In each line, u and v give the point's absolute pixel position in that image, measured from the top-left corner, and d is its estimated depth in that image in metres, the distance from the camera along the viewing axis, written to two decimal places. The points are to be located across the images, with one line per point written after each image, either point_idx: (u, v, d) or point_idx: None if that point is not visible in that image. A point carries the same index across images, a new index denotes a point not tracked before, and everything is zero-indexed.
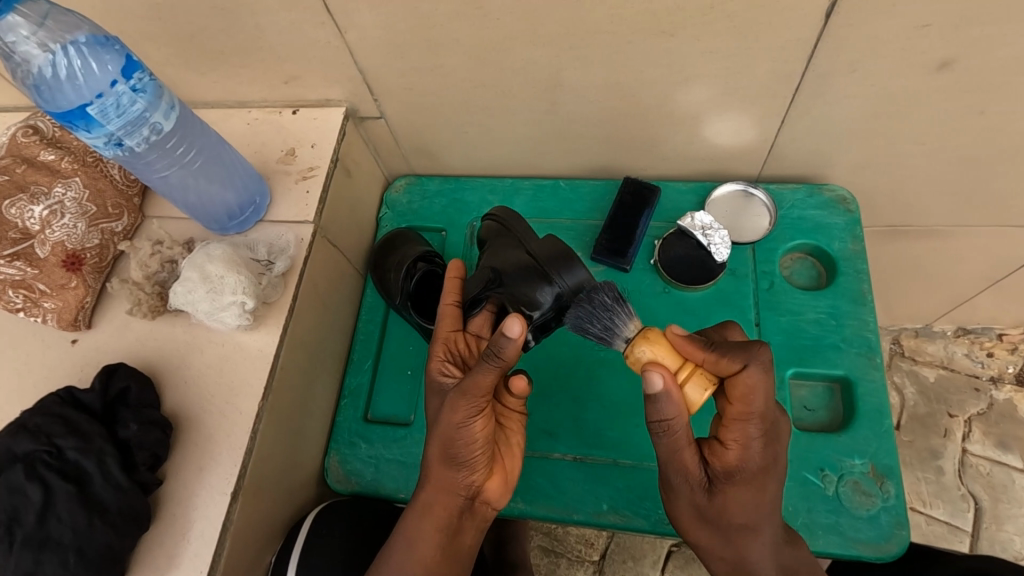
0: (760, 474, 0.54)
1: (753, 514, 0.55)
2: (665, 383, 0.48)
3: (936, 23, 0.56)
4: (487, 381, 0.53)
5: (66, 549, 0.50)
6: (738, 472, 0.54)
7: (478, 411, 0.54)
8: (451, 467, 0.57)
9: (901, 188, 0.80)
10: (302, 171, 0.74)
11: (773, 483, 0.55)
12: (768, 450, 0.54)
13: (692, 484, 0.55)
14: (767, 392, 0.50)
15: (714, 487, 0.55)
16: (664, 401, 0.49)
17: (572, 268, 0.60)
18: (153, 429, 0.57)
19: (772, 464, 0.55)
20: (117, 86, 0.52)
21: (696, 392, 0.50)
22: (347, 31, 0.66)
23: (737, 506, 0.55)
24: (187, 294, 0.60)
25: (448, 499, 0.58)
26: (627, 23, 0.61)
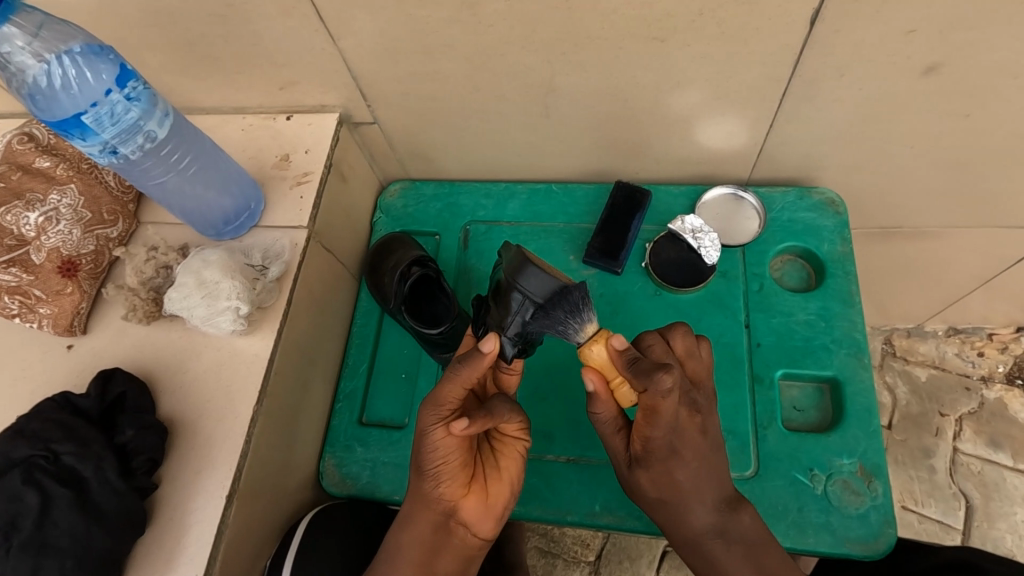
0: (668, 459, 0.57)
1: (679, 486, 0.58)
2: (596, 385, 0.54)
3: (923, 28, 0.57)
4: (455, 390, 0.54)
5: (66, 555, 0.50)
6: (644, 455, 0.58)
7: (443, 423, 0.55)
8: (421, 480, 0.58)
9: (889, 191, 0.81)
10: (297, 176, 0.75)
11: (689, 460, 0.57)
12: (673, 440, 0.56)
13: (619, 458, 0.61)
14: (675, 403, 0.51)
15: (632, 467, 0.60)
16: (596, 399, 0.56)
17: (525, 271, 0.55)
18: (150, 435, 0.58)
19: (684, 452, 0.57)
20: (111, 95, 0.52)
21: (626, 393, 0.54)
22: (342, 38, 0.66)
23: (650, 478, 0.58)
24: (183, 300, 0.61)
25: (424, 514, 0.59)
26: (617, 29, 0.61)
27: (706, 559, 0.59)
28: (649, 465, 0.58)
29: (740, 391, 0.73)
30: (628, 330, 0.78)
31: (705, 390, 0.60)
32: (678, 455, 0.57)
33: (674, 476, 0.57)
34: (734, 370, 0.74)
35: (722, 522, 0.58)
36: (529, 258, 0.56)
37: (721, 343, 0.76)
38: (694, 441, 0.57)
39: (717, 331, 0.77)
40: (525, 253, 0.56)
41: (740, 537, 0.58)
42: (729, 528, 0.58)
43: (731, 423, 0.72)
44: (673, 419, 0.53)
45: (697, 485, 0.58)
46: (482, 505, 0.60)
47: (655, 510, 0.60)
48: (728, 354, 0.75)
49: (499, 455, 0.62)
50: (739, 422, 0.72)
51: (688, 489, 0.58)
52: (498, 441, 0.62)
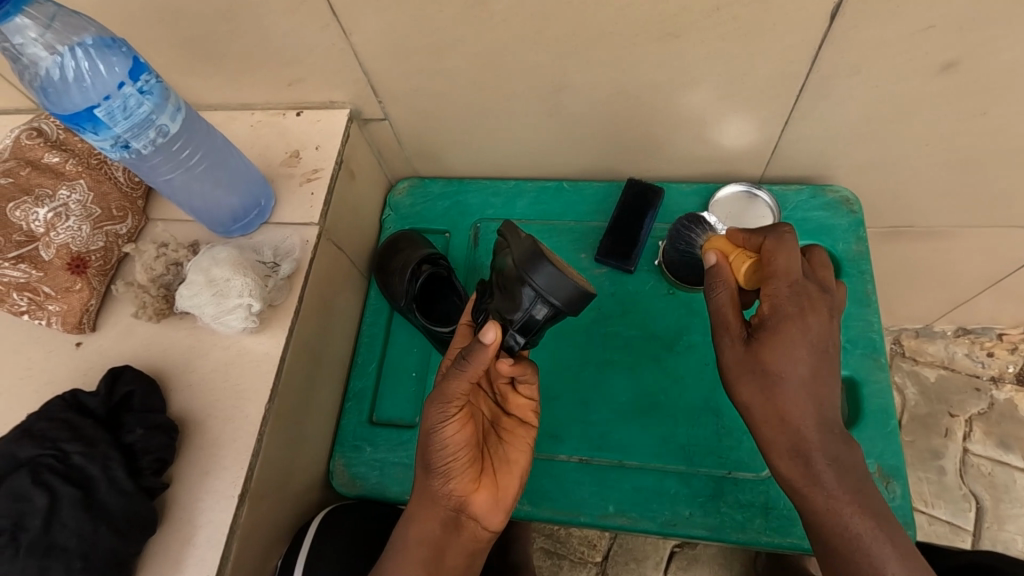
0: (799, 338, 0.53)
1: (798, 376, 0.54)
2: (717, 259, 0.60)
3: (941, 24, 0.56)
4: (461, 386, 0.54)
5: (72, 556, 0.49)
6: (767, 322, 0.55)
7: (451, 417, 0.56)
8: (429, 475, 0.58)
9: (903, 190, 0.81)
10: (306, 173, 0.74)
11: (808, 347, 0.54)
12: (800, 299, 0.54)
13: (734, 338, 0.56)
14: (793, 255, 0.56)
15: (750, 339, 0.56)
16: (717, 268, 0.59)
17: (538, 264, 0.51)
18: (158, 434, 0.57)
19: (809, 323, 0.54)
20: (124, 88, 0.51)
21: (741, 266, 0.59)
22: (353, 33, 0.66)
23: (774, 357, 0.54)
24: (193, 297, 0.60)
25: (431, 510, 0.58)
26: (632, 25, 0.61)
27: (813, 478, 0.54)
28: (767, 340, 0.54)
29: None
30: (640, 329, 0.77)
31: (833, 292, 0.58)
32: (806, 328, 0.54)
33: (794, 356, 0.54)
34: None
35: (832, 445, 0.54)
36: (543, 249, 0.52)
37: None
38: (821, 318, 0.54)
39: None
40: (536, 244, 0.52)
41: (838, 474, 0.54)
42: (842, 452, 0.54)
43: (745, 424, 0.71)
44: (794, 277, 0.55)
45: (813, 377, 0.54)
46: (492, 499, 0.60)
47: (761, 407, 0.55)
48: None
49: (506, 448, 0.63)
50: None
51: (811, 383, 0.54)
52: (505, 432, 0.64)
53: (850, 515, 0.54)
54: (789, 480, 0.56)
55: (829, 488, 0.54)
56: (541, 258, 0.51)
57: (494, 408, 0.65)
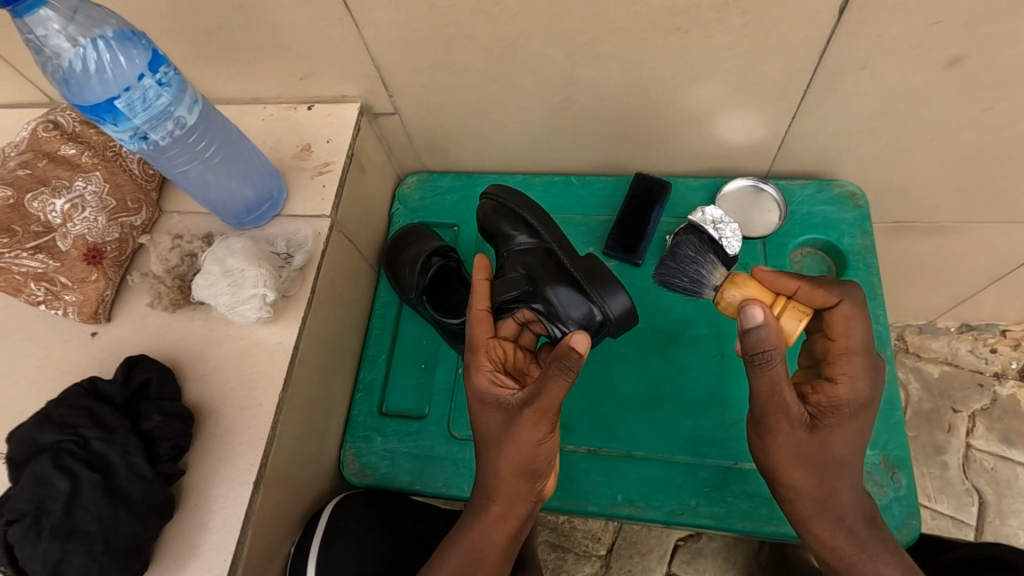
0: (858, 418, 0.56)
1: (854, 447, 0.57)
2: (765, 316, 0.51)
3: (948, 20, 0.57)
4: (559, 397, 0.54)
5: (94, 539, 0.50)
6: (839, 405, 0.56)
7: (549, 424, 0.56)
8: (525, 480, 0.59)
9: (909, 185, 0.81)
10: (318, 166, 0.75)
11: (869, 417, 0.57)
12: (873, 376, 0.57)
13: (795, 425, 0.56)
14: (865, 331, 0.57)
15: (818, 424, 0.56)
16: (765, 330, 0.50)
17: (614, 291, 0.63)
18: (176, 421, 0.58)
19: (872, 400, 0.57)
20: (144, 80, 0.52)
21: (792, 323, 0.54)
22: (365, 28, 0.66)
23: (840, 441, 0.56)
24: (209, 287, 0.61)
25: (520, 508, 0.61)
26: (642, 20, 0.61)
27: (837, 517, 0.58)
28: (839, 424, 0.56)
29: None
30: (647, 322, 0.78)
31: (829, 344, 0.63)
32: (869, 407, 0.57)
33: (849, 440, 0.57)
34: None
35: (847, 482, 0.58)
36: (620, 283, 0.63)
37: None
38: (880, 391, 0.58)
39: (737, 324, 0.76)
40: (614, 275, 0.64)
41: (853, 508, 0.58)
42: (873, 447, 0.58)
43: None
44: (862, 350, 0.57)
45: (864, 447, 0.58)
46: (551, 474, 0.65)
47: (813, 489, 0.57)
48: None
49: None
50: None
51: (857, 443, 0.57)
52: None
53: (865, 530, 0.58)
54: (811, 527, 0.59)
55: (847, 514, 0.58)
56: (618, 288, 0.63)
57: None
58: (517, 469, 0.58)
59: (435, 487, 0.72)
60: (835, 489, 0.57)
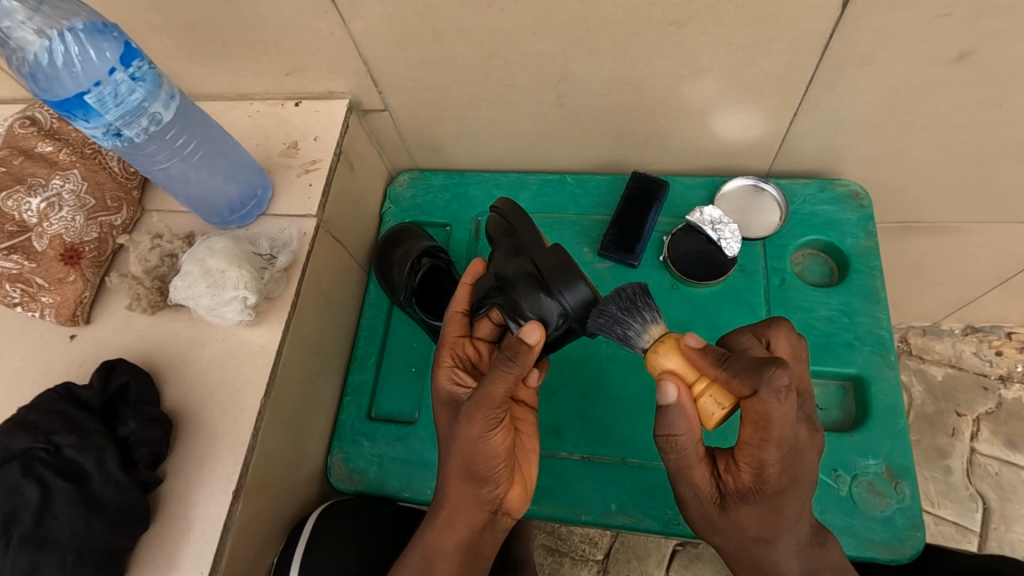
0: (781, 492, 0.50)
1: (772, 529, 0.52)
2: (678, 394, 0.48)
3: (956, 13, 0.54)
4: (505, 387, 0.53)
5: (65, 549, 0.49)
6: (753, 493, 0.50)
7: (496, 422, 0.54)
8: (475, 484, 0.55)
9: (914, 184, 0.79)
10: (305, 164, 0.73)
11: (793, 504, 0.51)
12: (790, 468, 0.50)
13: (705, 499, 0.53)
14: (789, 418, 0.46)
15: (727, 505, 0.52)
16: (675, 412, 0.49)
17: (574, 281, 0.53)
18: (153, 426, 0.56)
19: (795, 484, 0.51)
20: (115, 75, 0.50)
21: (713, 408, 0.48)
22: (352, 21, 0.64)
23: (751, 523, 0.52)
24: (188, 289, 0.59)
25: (473, 514, 0.57)
26: (638, 14, 0.59)
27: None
28: (748, 511, 0.51)
29: None
30: None
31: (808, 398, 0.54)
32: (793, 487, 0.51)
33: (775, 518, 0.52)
34: None
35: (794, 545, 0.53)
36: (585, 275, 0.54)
37: None
38: (809, 464, 0.51)
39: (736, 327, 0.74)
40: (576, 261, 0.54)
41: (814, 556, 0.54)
42: None
43: None
44: (783, 442, 0.47)
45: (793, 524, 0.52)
46: (522, 489, 0.60)
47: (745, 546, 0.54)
48: None
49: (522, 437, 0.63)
50: None
51: (773, 527, 0.52)
52: (517, 421, 0.63)
53: None
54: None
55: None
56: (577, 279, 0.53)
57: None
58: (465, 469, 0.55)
59: (424, 494, 0.70)
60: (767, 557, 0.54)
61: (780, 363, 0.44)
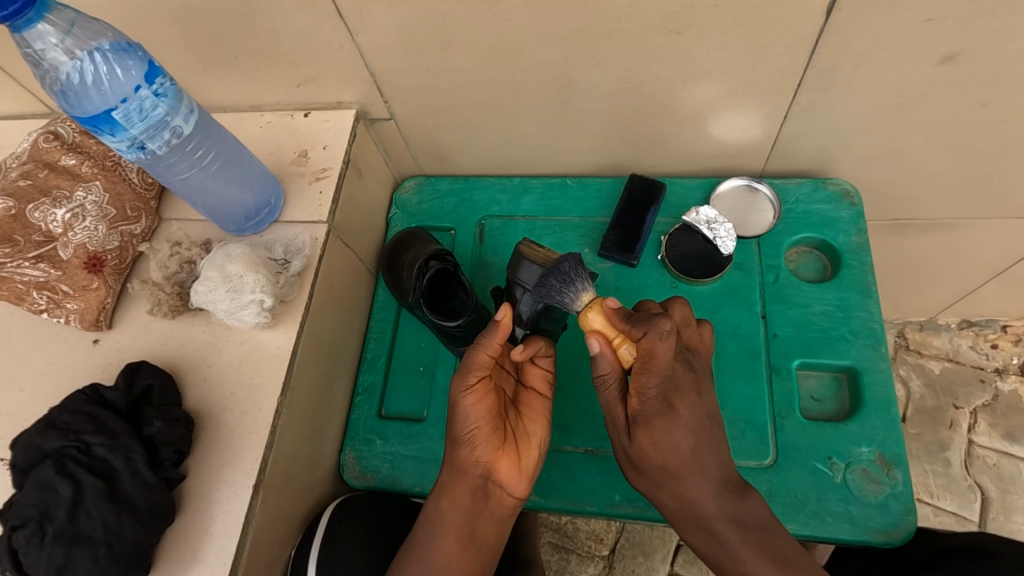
0: (665, 421, 0.56)
1: (674, 456, 0.57)
2: (601, 346, 0.56)
3: (940, 17, 0.57)
4: (478, 358, 0.58)
5: (98, 544, 0.51)
6: (641, 415, 0.57)
7: (472, 389, 0.59)
8: (456, 446, 0.61)
9: (906, 182, 0.82)
10: (315, 172, 0.75)
11: (682, 429, 0.57)
12: (668, 395, 0.56)
13: (619, 430, 0.60)
14: (669, 355, 0.53)
15: (632, 434, 0.58)
16: (600, 358, 0.57)
17: (523, 264, 0.64)
18: (178, 427, 0.59)
19: (679, 413, 0.57)
20: (140, 91, 0.53)
21: (627, 354, 0.55)
22: (361, 35, 0.67)
23: (654, 449, 0.57)
24: (208, 293, 0.62)
25: (462, 479, 0.60)
26: (637, 22, 0.62)
27: (693, 517, 0.58)
28: (645, 435, 0.57)
29: (757, 381, 0.72)
30: None
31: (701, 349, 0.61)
32: (677, 423, 0.56)
33: (671, 446, 0.57)
34: (750, 360, 0.73)
35: (726, 501, 0.57)
36: (528, 255, 0.64)
37: (738, 334, 0.75)
38: (692, 401, 0.58)
39: (734, 324, 0.75)
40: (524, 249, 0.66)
41: (749, 519, 0.57)
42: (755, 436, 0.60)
43: (750, 413, 0.70)
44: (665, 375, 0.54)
45: (694, 457, 0.57)
46: (516, 466, 0.62)
47: (674, 493, 0.58)
48: (745, 345, 0.74)
49: (525, 420, 0.64)
50: (755, 412, 0.70)
51: (675, 455, 0.57)
52: (523, 407, 0.66)
53: (723, 529, 0.57)
54: (697, 546, 0.59)
55: (703, 516, 0.57)
56: (521, 259, 0.64)
57: (512, 385, 0.68)
58: (450, 431, 0.61)
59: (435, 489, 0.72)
60: (689, 500, 0.58)
61: (666, 315, 0.53)
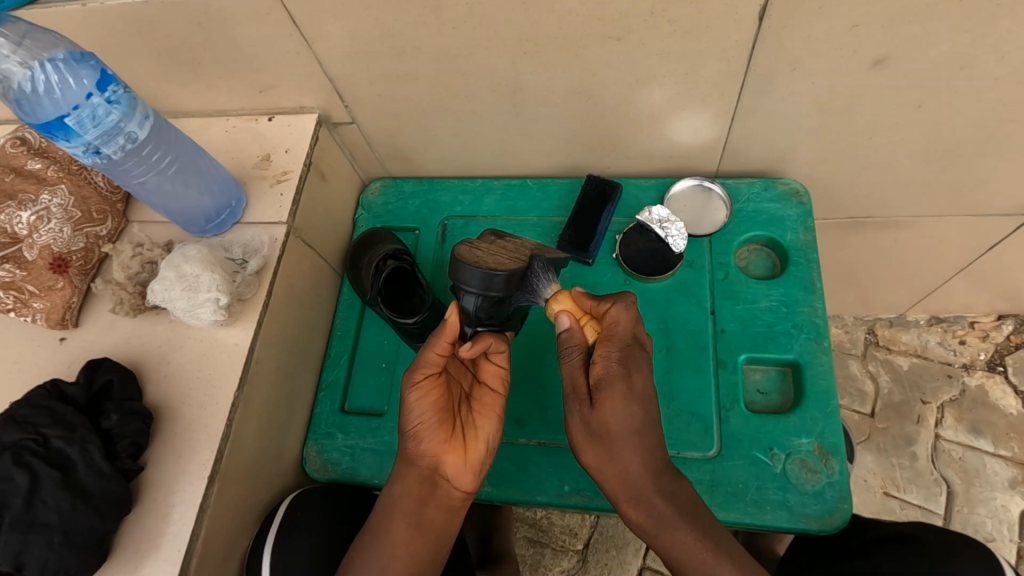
0: (625, 384, 0.58)
1: (628, 422, 0.58)
2: (569, 324, 0.60)
3: (865, 23, 0.59)
4: (427, 354, 0.61)
5: (53, 530, 0.53)
6: (603, 381, 0.58)
7: (419, 384, 0.61)
8: (405, 438, 0.63)
9: (854, 181, 0.84)
10: (277, 175, 0.78)
11: (637, 400, 0.58)
12: (627, 363, 0.58)
13: (580, 400, 0.60)
14: (630, 325, 0.60)
15: (593, 398, 0.58)
16: (568, 333, 0.60)
17: (463, 271, 0.59)
18: (135, 419, 0.61)
19: (635, 384, 0.59)
20: (93, 99, 0.55)
21: (591, 334, 0.61)
22: (317, 42, 0.70)
23: (613, 413, 0.58)
24: (165, 291, 0.64)
25: (411, 471, 0.63)
26: (577, 29, 0.64)
27: (639, 493, 0.59)
28: (607, 399, 0.58)
29: (703, 374, 0.74)
30: None
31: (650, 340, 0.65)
32: (636, 389, 0.59)
33: (627, 414, 0.58)
34: (697, 355, 0.75)
35: (668, 484, 0.60)
36: (463, 257, 0.59)
37: (687, 330, 0.77)
38: (648, 375, 0.60)
39: (683, 319, 0.78)
40: (460, 251, 0.60)
41: (683, 498, 0.60)
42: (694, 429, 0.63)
43: (695, 405, 0.73)
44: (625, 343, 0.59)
45: (648, 427, 0.59)
46: (462, 461, 0.64)
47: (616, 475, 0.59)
48: (693, 340, 0.76)
49: (475, 415, 0.66)
50: (701, 405, 0.73)
51: (630, 423, 0.58)
52: (476, 402, 0.67)
53: (663, 507, 0.59)
54: (642, 526, 0.60)
55: (646, 492, 0.59)
56: (460, 267, 0.59)
57: (468, 380, 0.69)
58: (401, 425, 0.64)
59: None
60: (636, 476, 0.59)
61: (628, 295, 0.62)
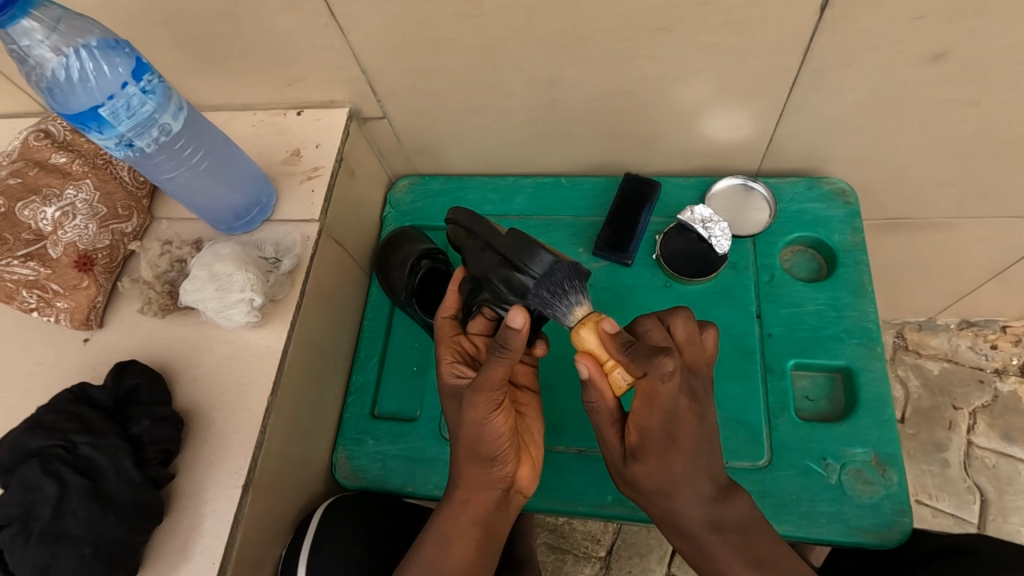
0: (663, 446, 0.55)
1: (666, 481, 0.56)
2: (591, 370, 0.53)
3: (931, 14, 0.57)
4: (502, 373, 0.55)
5: (82, 542, 0.51)
6: (639, 444, 0.56)
7: (496, 407, 0.56)
8: (482, 463, 0.58)
9: (900, 181, 0.81)
10: (307, 171, 0.75)
11: (683, 458, 0.55)
12: (668, 427, 0.54)
13: (615, 451, 0.59)
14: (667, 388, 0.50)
15: (626, 459, 0.58)
16: (591, 382, 0.54)
17: (533, 252, 0.55)
18: (164, 426, 0.58)
19: (681, 443, 0.55)
20: (128, 88, 0.53)
21: (621, 379, 0.53)
22: (350, 32, 0.67)
23: (646, 475, 0.56)
24: (197, 292, 0.61)
25: (487, 496, 0.59)
26: (623, 20, 0.61)
27: (679, 526, 0.58)
28: (642, 460, 0.56)
29: (751, 380, 0.71)
30: None
31: (704, 373, 0.57)
32: (679, 449, 0.55)
33: (668, 470, 0.55)
34: (744, 360, 0.73)
35: (713, 511, 0.56)
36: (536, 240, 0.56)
37: (732, 335, 0.74)
38: (692, 430, 0.55)
39: (727, 323, 0.75)
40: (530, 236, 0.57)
41: (732, 523, 0.57)
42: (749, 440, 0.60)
43: (743, 413, 0.70)
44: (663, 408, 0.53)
45: (691, 478, 0.56)
46: (531, 468, 0.64)
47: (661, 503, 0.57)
48: (738, 344, 0.74)
49: (526, 421, 0.66)
50: (750, 412, 0.70)
51: (668, 478, 0.56)
52: (520, 406, 0.66)
53: (704, 535, 0.56)
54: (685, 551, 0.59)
55: (687, 525, 0.57)
56: (525, 246, 0.56)
57: None
58: (472, 452, 0.58)
59: (426, 489, 0.72)
60: (677, 513, 0.57)
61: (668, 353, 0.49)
